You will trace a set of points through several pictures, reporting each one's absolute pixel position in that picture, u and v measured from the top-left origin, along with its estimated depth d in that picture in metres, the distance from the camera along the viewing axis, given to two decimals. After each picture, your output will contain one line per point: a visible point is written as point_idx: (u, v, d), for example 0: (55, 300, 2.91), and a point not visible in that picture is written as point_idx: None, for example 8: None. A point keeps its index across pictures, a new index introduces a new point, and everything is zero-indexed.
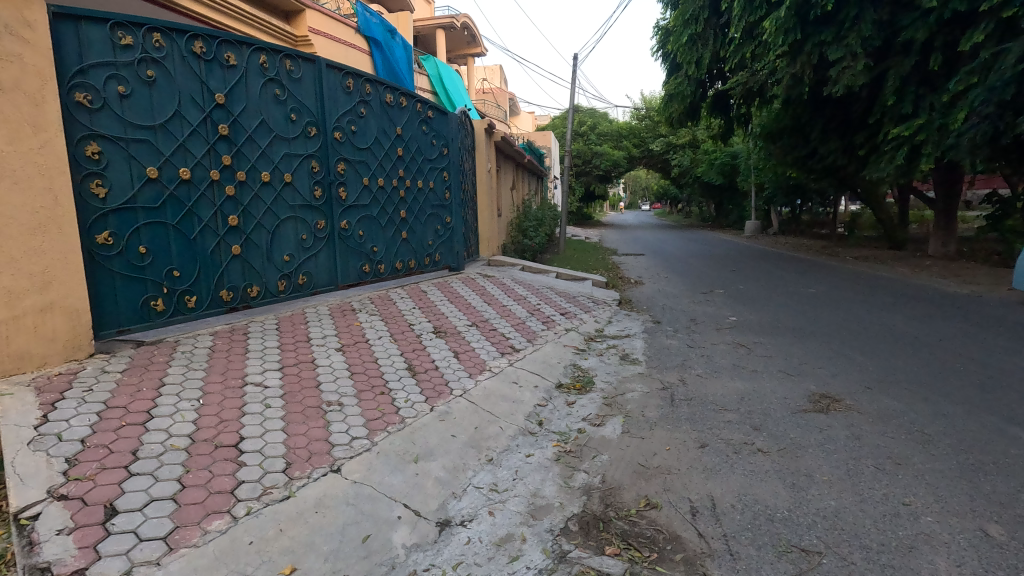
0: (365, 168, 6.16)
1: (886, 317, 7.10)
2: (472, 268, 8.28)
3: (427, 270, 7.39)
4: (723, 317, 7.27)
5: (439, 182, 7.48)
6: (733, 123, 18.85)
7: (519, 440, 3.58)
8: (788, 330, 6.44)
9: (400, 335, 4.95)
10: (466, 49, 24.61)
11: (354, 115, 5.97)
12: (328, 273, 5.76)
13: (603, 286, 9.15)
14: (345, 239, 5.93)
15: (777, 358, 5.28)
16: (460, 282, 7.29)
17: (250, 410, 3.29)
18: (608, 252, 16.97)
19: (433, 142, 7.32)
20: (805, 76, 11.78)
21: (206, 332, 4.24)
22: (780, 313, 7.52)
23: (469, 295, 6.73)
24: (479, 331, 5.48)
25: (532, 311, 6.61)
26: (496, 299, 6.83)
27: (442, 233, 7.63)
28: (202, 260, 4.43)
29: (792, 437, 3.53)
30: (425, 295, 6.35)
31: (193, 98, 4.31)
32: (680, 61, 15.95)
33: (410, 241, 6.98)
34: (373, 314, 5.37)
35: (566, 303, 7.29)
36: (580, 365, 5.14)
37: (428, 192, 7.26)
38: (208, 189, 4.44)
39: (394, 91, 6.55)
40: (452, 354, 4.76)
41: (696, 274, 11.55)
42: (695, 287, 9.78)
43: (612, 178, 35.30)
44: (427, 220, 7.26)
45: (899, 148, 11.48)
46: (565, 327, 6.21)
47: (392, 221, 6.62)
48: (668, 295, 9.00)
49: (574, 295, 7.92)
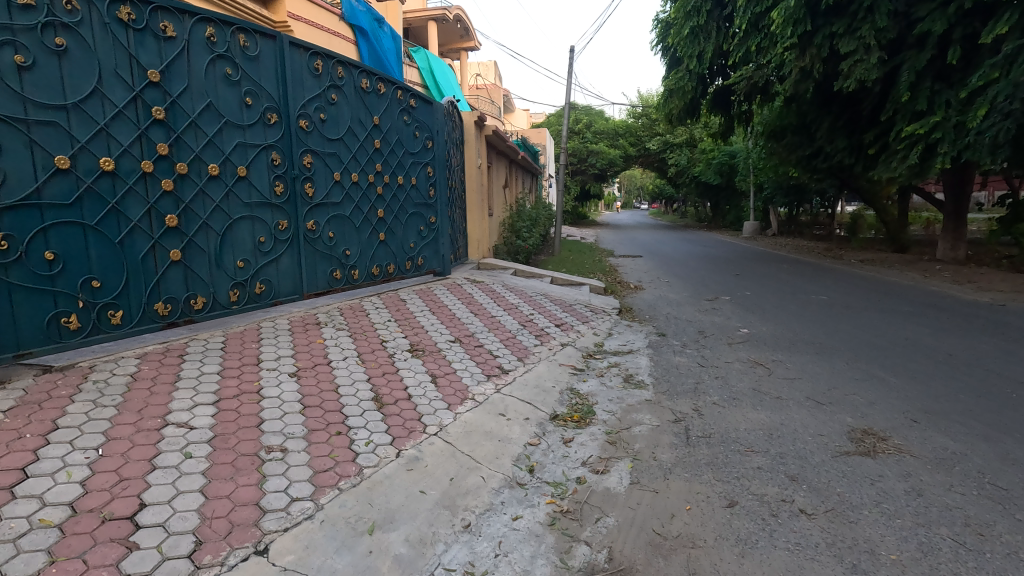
0: (337, 161, 5.47)
1: (912, 330, 6.47)
2: (459, 273, 7.59)
3: (409, 275, 6.70)
4: (733, 328, 6.63)
5: (422, 178, 6.79)
6: (734, 121, 18.24)
7: (504, 496, 2.91)
8: (808, 345, 5.81)
9: (369, 355, 4.27)
10: (460, 42, 23.90)
11: (324, 101, 5.28)
12: (291, 280, 5.06)
13: (601, 292, 8.48)
14: (312, 242, 5.23)
15: (801, 381, 4.64)
16: (445, 289, 6.61)
17: (163, 463, 2.59)
18: (604, 254, 16.32)
19: (415, 134, 6.62)
20: (814, 70, 11.17)
21: (133, 354, 3.55)
22: (795, 324, 6.89)
23: (453, 304, 6.04)
24: (463, 348, 4.81)
25: (524, 322, 5.93)
26: (484, 308, 6.15)
27: (427, 234, 6.94)
28: (131, 267, 3.73)
29: (839, 493, 2.88)
30: (404, 305, 5.67)
31: (119, 73, 3.61)
32: (681, 55, 15.32)
33: (389, 244, 6.29)
34: (341, 329, 4.68)
35: (561, 313, 6.62)
36: (578, 389, 4.47)
37: (410, 190, 6.56)
38: (138, 183, 3.73)
39: (370, 76, 5.85)
40: (430, 378, 4.08)
41: (699, 279, 10.93)
42: (699, 293, 9.14)
43: (608, 177, 34.71)
44: (409, 220, 6.57)
45: (912, 148, 10.90)
46: (561, 341, 5.53)
47: (368, 222, 5.93)
48: (671, 302, 8.36)
49: (570, 303, 7.25)
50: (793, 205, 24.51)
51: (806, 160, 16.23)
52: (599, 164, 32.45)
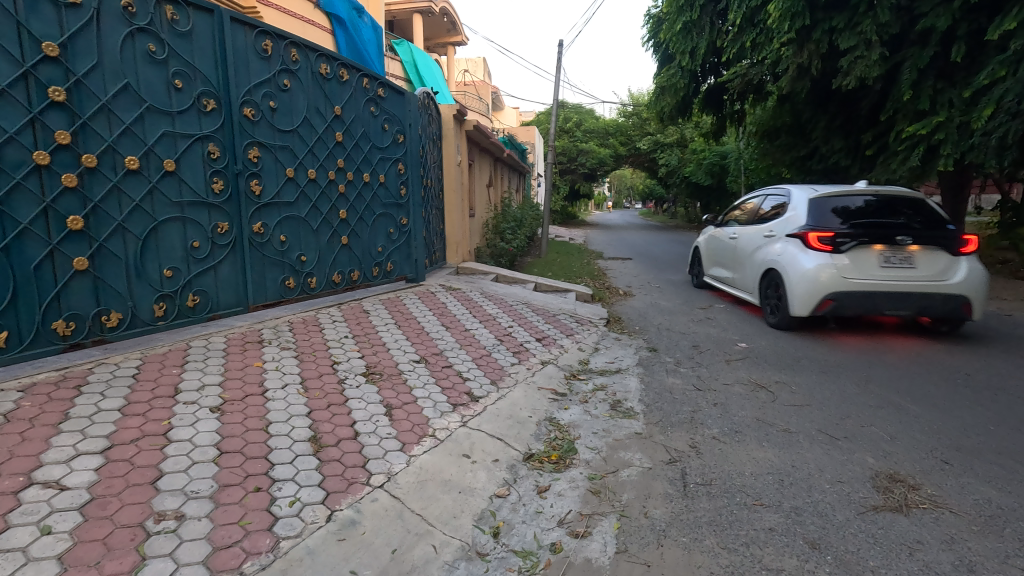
0: (290, 156, 4.85)
1: (923, 346, 5.98)
2: (434, 279, 6.99)
3: (376, 282, 6.09)
4: (731, 342, 6.09)
5: (392, 176, 6.18)
6: (727, 121, 17.78)
7: (459, 573, 2.34)
8: (813, 363, 5.29)
9: (316, 381, 3.67)
10: (446, 37, 23.26)
11: (274, 86, 4.65)
12: (233, 290, 4.44)
13: (588, 300, 7.93)
14: (260, 247, 4.61)
15: (810, 409, 4.11)
16: (416, 298, 6.00)
17: (7, 544, 1.99)
18: (593, 256, 15.79)
19: (384, 127, 6.02)
20: (812, 66, 10.68)
21: (17, 385, 2.93)
22: (797, 337, 6.38)
23: (423, 316, 5.44)
24: (428, 370, 4.23)
25: (501, 336, 5.36)
26: (458, 320, 5.56)
27: (397, 237, 6.34)
28: (21, 278, 3.11)
29: (871, 568, 2.34)
30: (366, 318, 5.07)
31: (3, 45, 2.98)
32: (674, 51, 14.79)
33: (353, 249, 5.68)
34: (287, 348, 4.07)
35: (543, 325, 6.05)
36: (558, 419, 3.90)
37: (378, 188, 5.96)
38: (29, 178, 3.11)
39: (331, 61, 5.24)
40: (384, 411, 3.49)
41: (691, 283, 10.43)
42: (692, 301, 8.62)
43: (599, 177, 34.24)
44: (377, 222, 5.97)
45: (913, 149, 10.46)
46: (542, 359, 4.96)
47: (328, 224, 5.32)
48: (663, 310, 7.84)
49: (554, 312, 6.68)
50: None
51: (801, 161, 15.80)
52: (589, 163, 31.94)
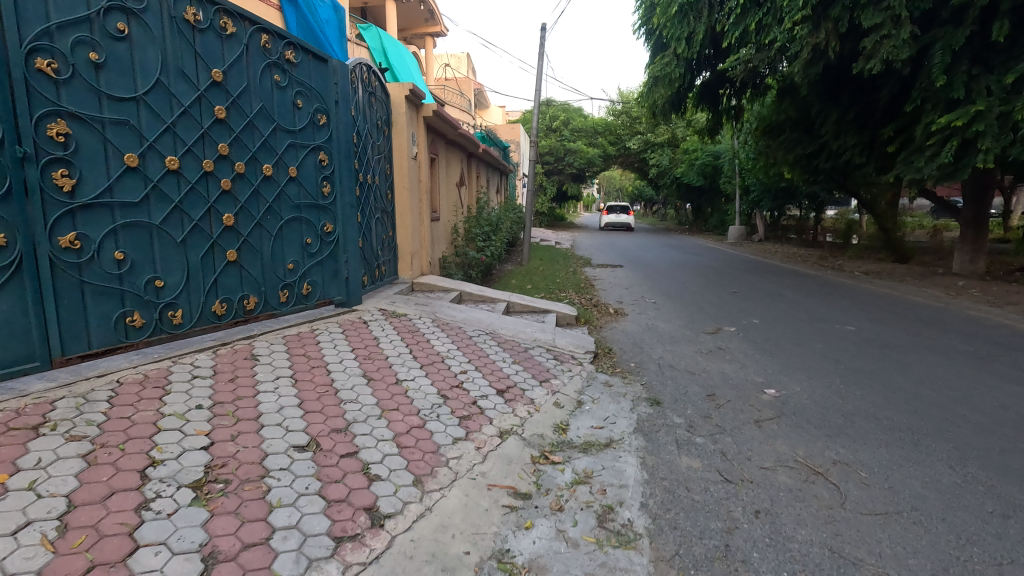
0: (130, 134, 3.30)
1: (1005, 393, 4.58)
2: (374, 301, 5.48)
3: (287, 311, 4.56)
4: (756, 389, 4.63)
5: (309, 169, 4.66)
6: (724, 116, 16.46)
7: None
8: (874, 426, 3.85)
9: (91, 511, 2.12)
10: (424, 27, 21.85)
11: (96, 30, 3.11)
12: (20, 337, 2.89)
13: (571, 325, 6.50)
14: (73, 269, 3.07)
15: (905, 528, 2.64)
16: (339, 332, 4.46)
17: None
18: (580, 263, 14.33)
19: (296, 103, 4.49)
20: (828, 49, 9.29)
21: None
22: (837, 378, 4.95)
23: (337, 362, 3.92)
24: (313, 467, 2.70)
25: (447, 390, 3.86)
26: (387, 365, 4.05)
27: (318, 250, 4.81)
28: None
29: None
30: (249, 369, 3.52)
31: None
32: (667, 36, 13.39)
33: (247, 267, 4.16)
34: (77, 440, 2.49)
35: (507, 367, 4.55)
36: (513, 555, 2.42)
37: (287, 185, 4.44)
38: None
39: (204, 4, 3.71)
40: (199, 571, 1.98)
41: (691, 299, 9.06)
42: (696, 322, 7.23)
43: (586, 177, 32.77)
44: (284, 229, 4.44)
45: (943, 145, 9.08)
46: (499, 429, 3.48)
47: (203, 233, 3.78)
48: (662, 337, 6.37)
49: (525, 346, 5.20)
50: (781, 208, 22.93)
51: (805, 159, 14.51)
52: (576, 163, 30.51)
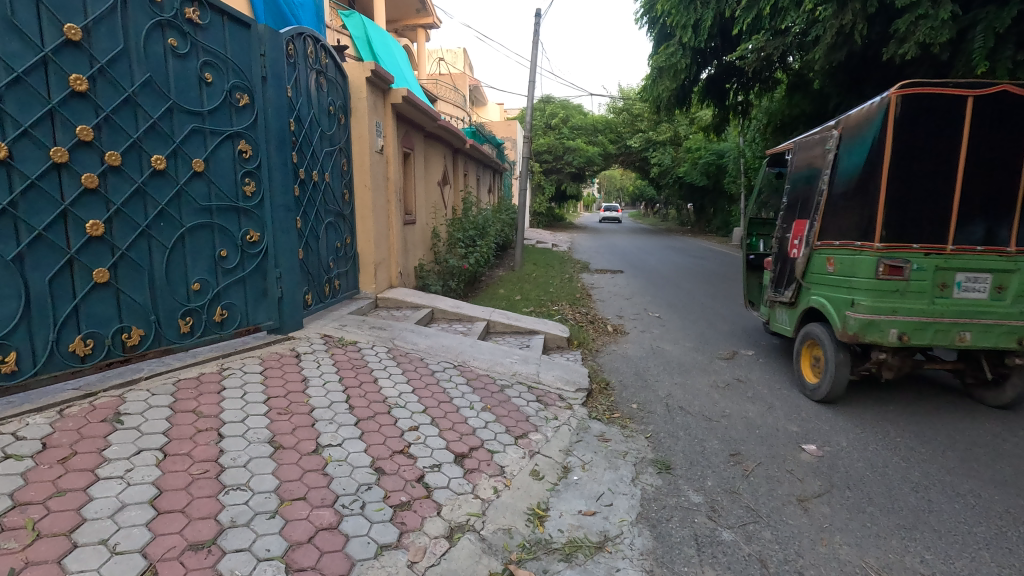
0: None
1: None
2: (319, 326, 4.48)
3: (193, 345, 3.56)
4: (792, 446, 3.61)
5: (223, 162, 3.65)
6: (731, 112, 15.44)
7: None
8: (957, 511, 2.86)
9: None
10: (415, 19, 20.88)
11: None
12: None
13: (561, 350, 5.50)
14: None
15: None
16: (256, 373, 3.45)
17: None
18: (577, 268, 13.33)
19: (203, 77, 3.48)
20: (855, 32, 8.25)
21: None
22: (890, 427, 3.95)
23: (239, 421, 2.91)
24: None
25: (385, 460, 2.86)
26: (310, 422, 3.04)
27: (238, 265, 3.81)
28: None
29: None
30: (99, 440, 2.50)
31: None
32: (671, 24, 12.38)
33: (130, 290, 3.16)
34: None
35: (473, 417, 3.55)
36: None
37: (189, 183, 3.43)
38: None
39: None
40: None
41: (700, 313, 8.07)
42: (707, 344, 6.23)
43: (586, 176, 31.72)
44: (185, 240, 3.44)
45: None
46: (449, 527, 2.49)
47: (54, 247, 2.79)
48: (669, 365, 5.36)
49: (501, 383, 4.19)
50: None
51: None
52: (576, 162, 29.41)
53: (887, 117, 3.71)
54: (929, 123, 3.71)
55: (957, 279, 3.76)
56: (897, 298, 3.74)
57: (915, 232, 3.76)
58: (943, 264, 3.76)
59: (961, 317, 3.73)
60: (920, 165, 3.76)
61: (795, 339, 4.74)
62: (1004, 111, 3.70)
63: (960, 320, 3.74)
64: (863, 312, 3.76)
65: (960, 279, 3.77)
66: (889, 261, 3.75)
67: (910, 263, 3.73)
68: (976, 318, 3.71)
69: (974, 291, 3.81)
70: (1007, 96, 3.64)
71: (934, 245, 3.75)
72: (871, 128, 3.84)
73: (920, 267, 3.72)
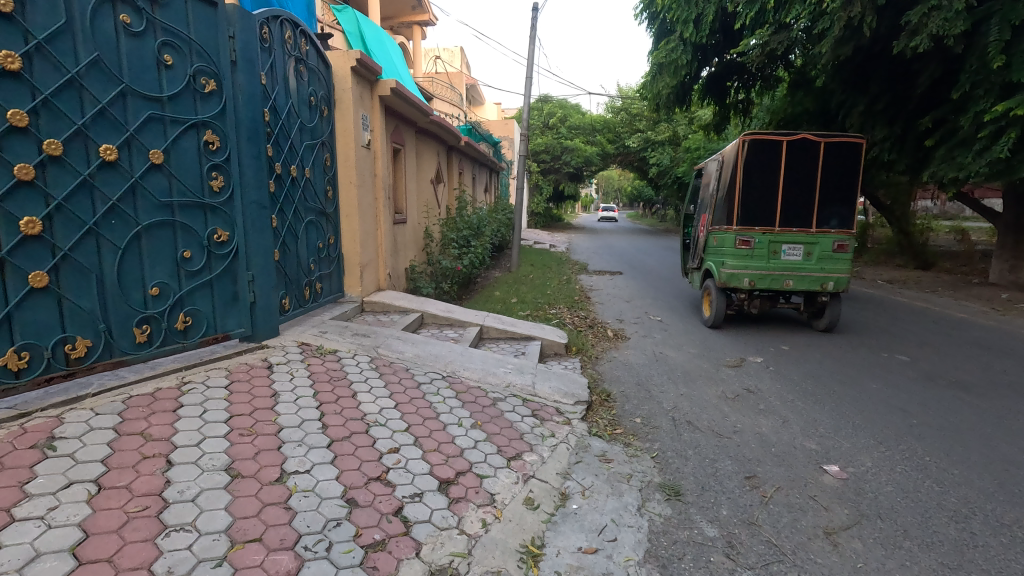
0: None
1: None
2: (296, 332, 4.13)
3: (152, 356, 3.21)
4: (813, 467, 3.27)
5: (186, 154, 3.31)
6: (732, 110, 15.15)
7: None
8: (1005, 545, 2.53)
9: None
10: (411, 16, 20.55)
11: None
12: None
13: (558, 358, 5.17)
14: None
15: None
16: (220, 387, 3.10)
17: None
18: (575, 269, 13.01)
19: (162, 59, 3.14)
20: (864, 25, 7.93)
21: None
22: (916, 444, 3.63)
23: (194, 445, 2.56)
24: None
25: (359, 490, 2.52)
26: (276, 445, 2.70)
27: (204, 267, 3.46)
28: None
29: None
30: (22, 471, 2.17)
31: None
32: (671, 18, 12.06)
33: (76, 296, 2.82)
34: None
35: (461, 436, 3.21)
36: None
37: (145, 176, 3.09)
38: None
39: None
40: None
41: (703, 316, 7.75)
42: (712, 349, 5.91)
43: (584, 176, 31.43)
44: (141, 239, 3.10)
45: (997, 138, 7.74)
46: (429, 571, 2.16)
47: None
48: (673, 374, 5.03)
49: (493, 396, 3.85)
50: None
51: None
52: (573, 162, 29.11)
53: (740, 156, 6.34)
54: (760, 159, 6.37)
55: (783, 248, 6.38)
56: (749, 260, 6.40)
57: (759, 222, 6.41)
58: (773, 240, 6.41)
59: (786, 271, 6.35)
60: (758, 187, 6.42)
61: (702, 292, 7.33)
62: (805, 149, 6.34)
63: (784, 273, 6.38)
64: (729, 268, 6.44)
65: (786, 248, 6.38)
66: (742, 238, 6.44)
67: (753, 239, 6.40)
68: (795, 271, 6.31)
69: (795, 256, 6.39)
70: (805, 142, 6.30)
71: (768, 228, 6.39)
72: (732, 167, 6.48)
73: (760, 241, 6.36)
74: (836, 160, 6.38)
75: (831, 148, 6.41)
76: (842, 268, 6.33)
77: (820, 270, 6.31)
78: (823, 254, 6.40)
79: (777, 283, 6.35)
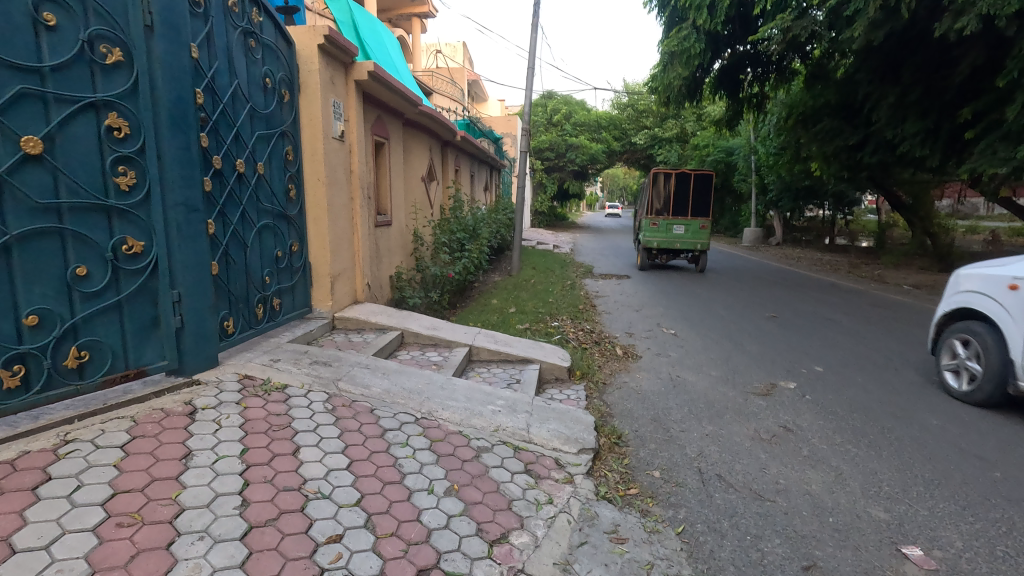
0: None
1: None
2: (239, 362, 3.40)
3: (31, 402, 2.50)
4: (888, 551, 2.52)
5: (79, 142, 2.59)
6: (745, 104, 14.33)
7: None
8: None
9: None
10: (409, 8, 19.89)
11: None
12: None
13: (558, 386, 4.44)
14: None
15: None
16: (113, 447, 2.37)
17: None
18: (580, 272, 12.27)
19: (41, 19, 2.43)
20: (901, 7, 7.13)
21: None
22: (1010, 511, 2.86)
23: (41, 548, 1.84)
24: None
25: None
26: (165, 539, 1.97)
27: (109, 286, 2.75)
28: None
29: None
30: None
31: None
32: (683, 4, 11.23)
33: None
34: None
35: (431, 510, 2.47)
36: None
37: (17, 170, 2.38)
38: None
39: None
40: None
41: (721, 328, 7.00)
42: (736, 372, 5.16)
43: (589, 174, 30.61)
44: (12, 254, 2.39)
45: None
46: None
47: None
48: (695, 405, 4.29)
49: (477, 443, 3.12)
50: (802, 209, 20.82)
51: (846, 152, 12.19)
52: (579, 159, 28.34)
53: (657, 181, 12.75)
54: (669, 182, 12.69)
55: (675, 227, 12.45)
56: (656, 234, 12.45)
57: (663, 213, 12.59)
58: (669, 223, 12.41)
59: (676, 240, 12.37)
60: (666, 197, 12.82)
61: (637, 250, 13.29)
62: (687, 179, 12.59)
63: (675, 241, 12.39)
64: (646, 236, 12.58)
65: (676, 227, 12.44)
66: (653, 221, 12.46)
67: (659, 222, 12.47)
68: (679, 239, 12.36)
69: (681, 231, 12.43)
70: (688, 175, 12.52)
71: (667, 217, 12.47)
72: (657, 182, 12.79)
73: (662, 223, 12.45)
74: (702, 186, 12.59)
75: (701, 179, 12.57)
76: (704, 237, 12.27)
77: (692, 238, 12.33)
78: (696, 230, 12.34)
79: (672, 244, 12.43)
